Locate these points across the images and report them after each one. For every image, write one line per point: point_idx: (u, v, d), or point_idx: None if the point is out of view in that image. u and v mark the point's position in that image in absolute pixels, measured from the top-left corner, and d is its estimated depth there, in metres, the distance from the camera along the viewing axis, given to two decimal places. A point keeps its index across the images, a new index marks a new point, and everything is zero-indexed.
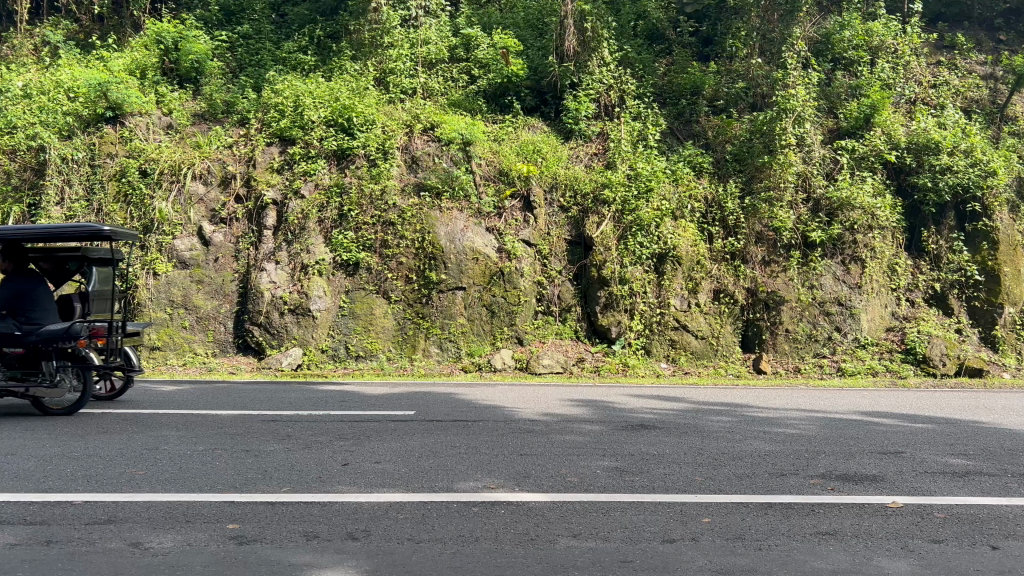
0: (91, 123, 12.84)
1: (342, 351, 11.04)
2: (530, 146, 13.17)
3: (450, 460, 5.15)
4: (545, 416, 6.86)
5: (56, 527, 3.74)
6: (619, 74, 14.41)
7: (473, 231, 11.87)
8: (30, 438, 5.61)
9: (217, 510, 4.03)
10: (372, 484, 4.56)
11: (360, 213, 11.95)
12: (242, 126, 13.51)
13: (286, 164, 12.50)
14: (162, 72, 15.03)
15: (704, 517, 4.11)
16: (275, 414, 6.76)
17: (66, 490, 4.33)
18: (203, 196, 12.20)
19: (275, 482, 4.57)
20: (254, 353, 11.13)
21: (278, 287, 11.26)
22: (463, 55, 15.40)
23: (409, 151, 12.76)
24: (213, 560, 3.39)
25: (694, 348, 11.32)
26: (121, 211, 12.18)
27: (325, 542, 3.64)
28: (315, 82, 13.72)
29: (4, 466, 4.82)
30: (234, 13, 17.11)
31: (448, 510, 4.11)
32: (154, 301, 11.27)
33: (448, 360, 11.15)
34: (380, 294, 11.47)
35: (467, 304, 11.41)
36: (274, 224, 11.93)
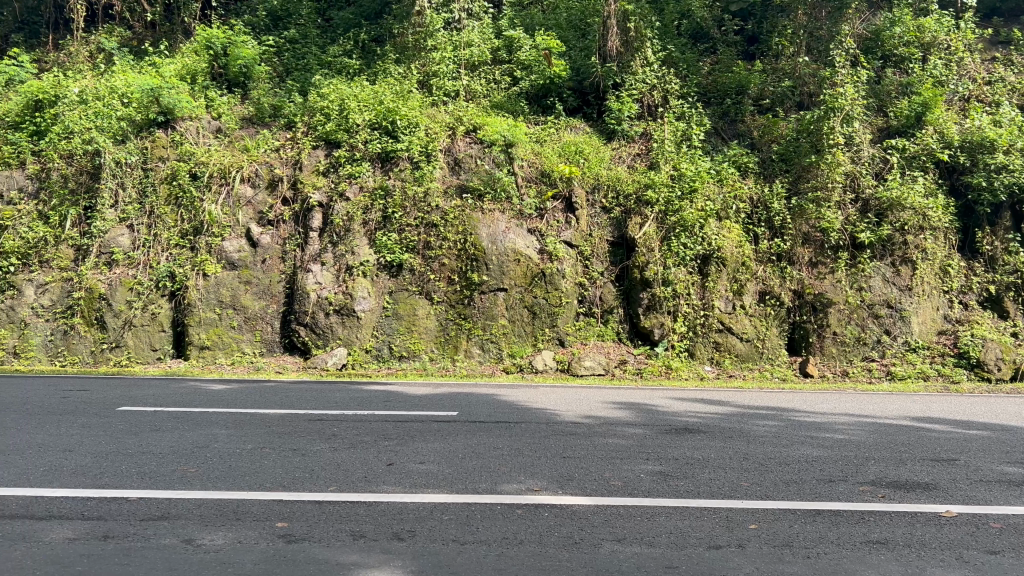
0: (143, 127, 13.28)
1: (385, 351, 11.16)
2: (572, 147, 13.21)
3: (494, 462, 5.17)
4: (587, 418, 6.84)
5: (113, 522, 3.84)
6: (662, 74, 14.30)
7: (515, 232, 11.87)
8: (86, 435, 5.78)
9: (267, 509, 4.10)
10: (417, 484, 4.60)
11: (404, 215, 12.09)
12: (289, 129, 13.79)
13: (331, 166, 12.68)
14: (211, 76, 15.35)
15: (751, 523, 4.06)
16: (321, 414, 6.85)
17: (120, 487, 4.44)
18: (251, 199, 12.46)
19: (321, 481, 4.62)
20: (300, 353, 11.30)
21: (323, 288, 11.41)
22: (506, 57, 15.47)
23: (452, 153, 12.87)
24: (263, 558, 3.44)
25: (739, 351, 11.12)
26: (172, 213, 12.42)
27: (372, 541, 3.68)
28: (360, 85, 13.92)
29: (61, 462, 4.96)
30: (281, 17, 17.41)
31: (493, 512, 4.13)
32: (204, 302, 11.41)
33: (490, 361, 11.15)
34: (423, 295, 11.55)
35: (509, 306, 11.41)
36: (319, 226, 12.13)
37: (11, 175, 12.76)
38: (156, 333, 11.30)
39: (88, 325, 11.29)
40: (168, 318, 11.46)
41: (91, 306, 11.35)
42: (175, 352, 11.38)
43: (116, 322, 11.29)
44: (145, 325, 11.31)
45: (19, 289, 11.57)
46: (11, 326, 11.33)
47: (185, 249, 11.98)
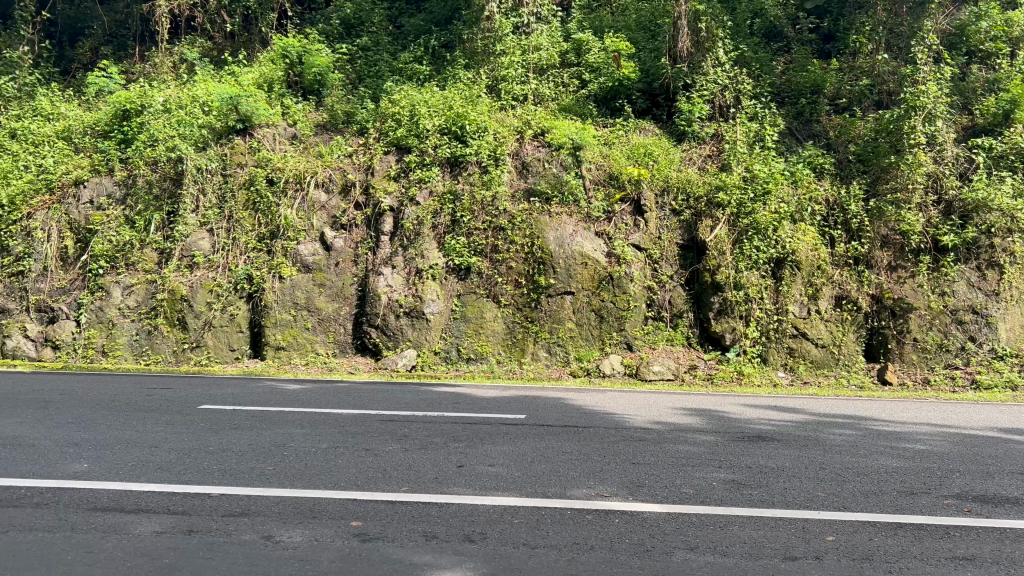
0: (223, 134, 13.81)
1: (454, 352, 11.26)
2: (641, 149, 13.09)
3: (563, 466, 5.16)
4: (657, 424, 6.76)
5: (196, 517, 3.98)
6: (734, 74, 14.06)
7: (582, 236, 11.82)
8: (170, 432, 6.00)
9: (342, 507, 4.18)
10: (486, 486, 4.63)
11: (472, 219, 12.19)
12: (362, 135, 14.07)
13: (402, 171, 12.92)
14: (288, 84, 15.79)
15: (828, 535, 3.95)
16: (391, 415, 6.95)
17: (203, 483, 4.59)
18: (325, 204, 12.76)
19: (393, 481, 4.69)
20: (371, 354, 11.48)
21: (394, 291, 11.59)
22: (574, 60, 15.46)
23: (520, 157, 12.89)
24: (339, 556, 3.52)
25: (815, 357, 10.84)
26: (250, 218, 12.80)
27: (443, 542, 3.71)
28: (431, 91, 14.12)
29: (147, 458, 5.16)
30: (354, 26, 17.75)
31: (563, 517, 4.12)
32: (280, 303, 11.72)
33: (557, 364, 11.11)
34: (490, 298, 11.61)
35: (576, 309, 11.36)
36: (391, 230, 12.35)
37: (101, 181, 13.38)
38: (234, 333, 11.68)
39: (170, 326, 11.68)
40: (245, 319, 11.83)
41: (173, 307, 11.76)
42: (252, 352, 11.71)
43: (197, 322, 11.68)
44: (224, 326, 11.69)
45: (107, 290, 12.11)
46: (100, 325, 11.86)
47: (262, 252, 12.33)
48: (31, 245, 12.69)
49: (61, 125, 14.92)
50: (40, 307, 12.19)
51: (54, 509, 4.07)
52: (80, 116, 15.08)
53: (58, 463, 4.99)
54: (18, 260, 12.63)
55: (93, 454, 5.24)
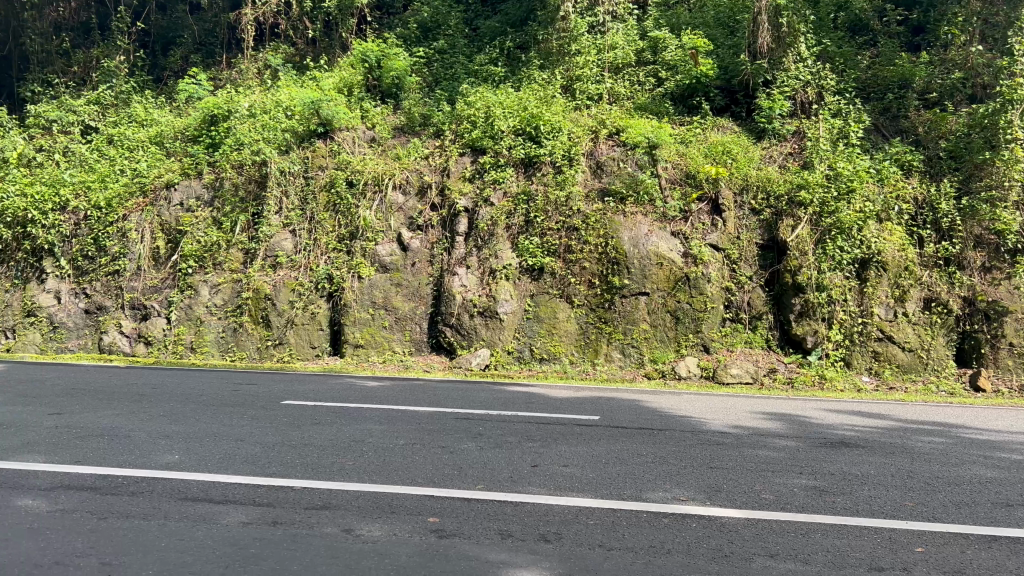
0: (306, 138, 14.25)
1: (527, 353, 11.28)
2: (720, 147, 12.81)
3: (639, 469, 5.11)
4: (735, 428, 6.62)
5: (280, 509, 4.10)
6: (817, 70, 13.67)
7: (657, 236, 11.67)
8: (254, 426, 6.20)
9: (419, 503, 4.25)
10: (561, 486, 4.63)
11: (545, 219, 12.18)
12: (438, 138, 14.24)
13: (477, 172, 13.05)
14: (367, 88, 16.12)
15: (917, 546, 3.80)
16: (466, 413, 7.02)
17: (286, 475, 4.74)
18: (401, 205, 12.97)
19: (469, 479, 4.74)
20: (446, 353, 11.62)
21: (468, 291, 11.70)
22: (650, 58, 15.30)
23: (595, 156, 12.84)
24: (416, 552, 3.57)
25: (902, 361, 10.45)
26: (330, 219, 13.10)
27: (519, 541, 3.73)
28: (506, 92, 14.22)
29: (234, 450, 5.35)
30: (431, 29, 17.97)
31: (640, 519, 4.09)
32: (358, 303, 11.98)
33: (631, 366, 11.00)
34: (564, 298, 11.57)
35: (651, 310, 11.22)
36: (466, 230, 12.48)
37: (190, 184, 13.92)
38: (315, 331, 11.97)
39: (255, 324, 12.09)
40: (326, 317, 12.12)
41: (258, 305, 12.17)
42: (332, 350, 12.02)
43: (280, 320, 12.04)
44: (306, 324, 11.99)
45: (196, 289, 12.60)
46: (189, 322, 12.33)
47: (342, 253, 12.60)
48: (127, 245, 13.36)
49: (154, 131, 15.63)
50: (134, 305, 12.84)
51: (149, 498, 4.26)
52: (172, 121, 15.76)
53: (151, 454, 5.22)
54: (114, 260, 13.32)
55: (184, 446, 5.46)
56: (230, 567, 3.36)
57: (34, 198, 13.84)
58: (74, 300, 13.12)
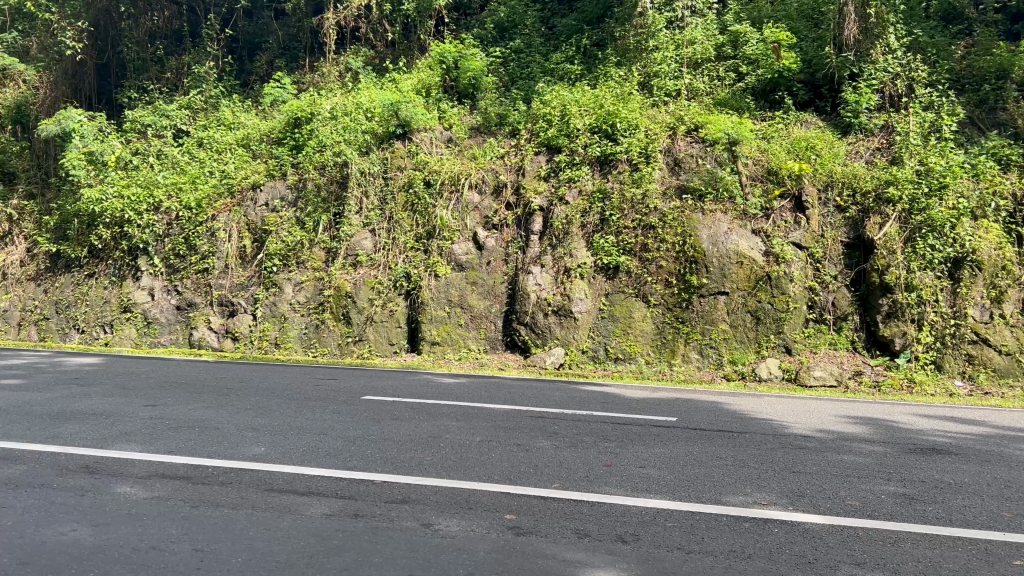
0: (384, 140, 14.48)
1: (601, 352, 11.20)
2: (803, 143, 12.48)
3: (718, 472, 5.02)
4: (818, 432, 6.44)
5: (361, 502, 4.20)
6: (907, 62, 13.20)
7: (738, 234, 11.42)
8: (335, 421, 6.36)
9: (496, 500, 4.28)
10: (639, 488, 4.59)
11: (621, 217, 12.07)
12: (513, 137, 14.31)
13: (553, 171, 13.04)
14: (445, 89, 16.31)
15: (1015, 559, 3.62)
16: (542, 411, 7.03)
17: (367, 469, 4.84)
18: (478, 204, 13.09)
19: (546, 477, 4.75)
20: (519, 351, 11.64)
21: (543, 289, 11.72)
22: (731, 52, 15.01)
23: (672, 153, 12.66)
24: (494, 548, 3.60)
25: (998, 365, 9.92)
26: (408, 219, 13.32)
27: (596, 541, 3.71)
28: (582, 90, 14.18)
29: (317, 444, 5.50)
30: (507, 28, 18.06)
31: (719, 523, 4.01)
32: (435, 301, 12.16)
33: (709, 367, 10.78)
34: (640, 297, 11.44)
35: (731, 310, 10.99)
36: (540, 229, 12.48)
37: (275, 185, 14.36)
38: (394, 328, 12.19)
39: (336, 320, 12.39)
40: (403, 315, 12.31)
41: (338, 302, 12.46)
42: (410, 347, 12.17)
43: (359, 317, 12.31)
44: (384, 321, 12.23)
45: (280, 286, 13.00)
46: (273, 318, 12.74)
47: (419, 252, 12.79)
48: (215, 244, 13.87)
49: (241, 134, 16.18)
50: (222, 302, 13.27)
51: (237, 488, 4.42)
52: (257, 125, 16.30)
53: (239, 446, 5.41)
54: (204, 258, 13.84)
55: (270, 438, 5.64)
56: (314, 557, 3.45)
57: (131, 199, 14.55)
58: (166, 296, 13.72)
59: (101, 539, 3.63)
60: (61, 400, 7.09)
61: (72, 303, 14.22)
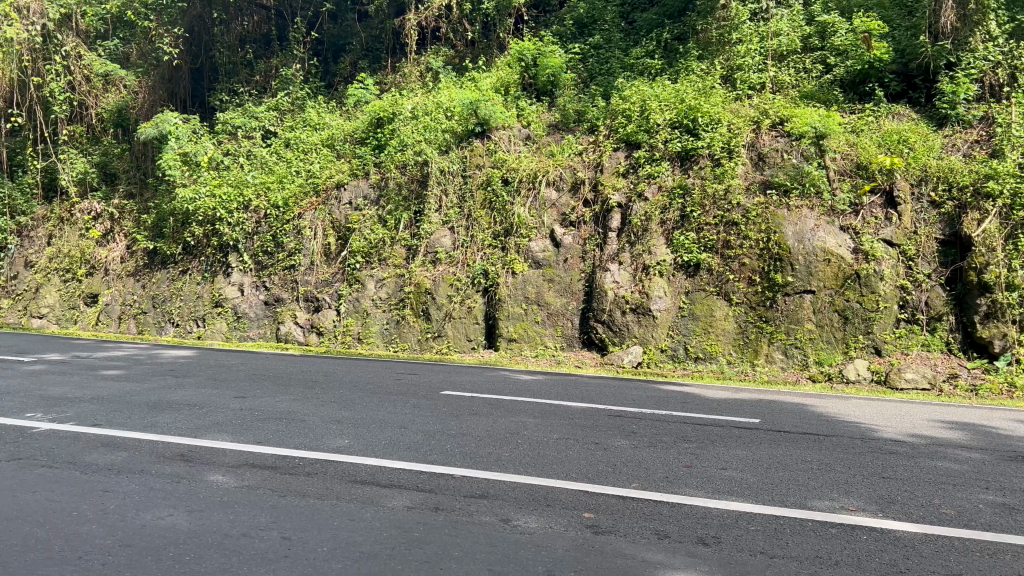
0: (463, 138, 14.65)
1: (681, 351, 11.02)
2: (895, 135, 12.00)
3: (802, 476, 4.88)
4: (910, 437, 6.19)
5: (442, 496, 4.26)
6: (1009, 49, 12.54)
7: (825, 231, 11.07)
8: (416, 414, 6.46)
9: (575, 498, 4.27)
10: (720, 490, 4.51)
11: (702, 214, 11.85)
12: (592, 133, 14.24)
13: (631, 167, 12.90)
14: (523, 86, 16.38)
15: None
16: (620, 410, 6.98)
17: (446, 464, 4.91)
18: (555, 202, 13.08)
19: (624, 477, 4.71)
20: (597, 349, 11.59)
21: (621, 287, 11.63)
22: (818, 43, 14.60)
23: (756, 148, 12.33)
24: (573, 546, 3.60)
25: None
26: (487, 216, 13.41)
27: (676, 543, 3.66)
28: (663, 85, 14.01)
29: (398, 437, 5.61)
30: (587, 24, 17.97)
31: (805, 528, 3.90)
32: (512, 298, 12.21)
33: (794, 367, 10.47)
34: (721, 295, 11.20)
35: (817, 309, 10.66)
36: (619, 226, 12.37)
37: (358, 184, 14.68)
38: (471, 325, 12.31)
39: (416, 316, 12.60)
40: (481, 312, 12.41)
41: (418, 299, 12.67)
42: (486, 343, 12.25)
43: (439, 313, 12.48)
44: (463, 317, 12.36)
45: (363, 283, 13.31)
46: (356, 314, 13.06)
47: (497, 249, 12.88)
48: (301, 241, 14.28)
49: (326, 134, 16.61)
50: (308, 298, 13.69)
51: (323, 479, 4.55)
52: (342, 125, 16.70)
53: (324, 437, 5.56)
54: (290, 255, 14.27)
55: (353, 431, 5.78)
56: (396, 549, 3.51)
57: (222, 199, 15.07)
58: (255, 292, 14.20)
59: (195, 525, 3.79)
60: (158, 391, 7.43)
61: (167, 298, 14.89)
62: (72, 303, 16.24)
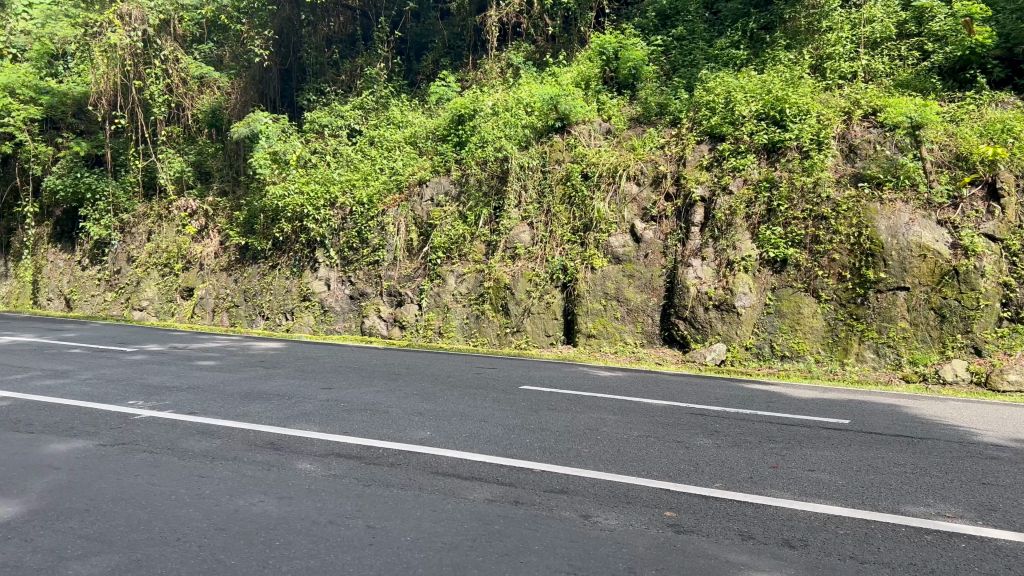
0: (543, 133, 14.60)
1: (766, 349, 10.75)
2: (998, 124, 11.37)
3: (895, 480, 4.69)
4: (1013, 442, 5.88)
5: (522, 490, 4.28)
6: None
7: (921, 225, 10.58)
8: (495, 408, 6.51)
9: (656, 496, 4.22)
10: (807, 492, 4.38)
11: (790, 208, 11.50)
12: (674, 126, 14.00)
13: (716, 161, 12.64)
14: (604, 80, 16.24)
15: None
16: (702, 409, 6.86)
17: (526, 458, 4.93)
18: (636, 196, 12.93)
19: (706, 476, 4.63)
20: (678, 346, 11.46)
21: (704, 283, 11.46)
22: (914, 30, 13.99)
23: (847, 139, 11.94)
24: (653, 544, 3.56)
25: None
26: (566, 211, 13.37)
27: (761, 544, 3.58)
28: (748, 76, 13.68)
29: (478, 430, 5.66)
30: (669, 16, 17.66)
31: (898, 534, 3.76)
32: (591, 294, 12.17)
33: (886, 367, 10.08)
34: (810, 292, 10.86)
35: (911, 307, 10.22)
36: (702, 220, 12.13)
37: (440, 180, 14.83)
38: (550, 320, 12.33)
39: (496, 311, 12.73)
40: (560, 307, 12.41)
41: (498, 294, 12.79)
42: (566, 338, 12.25)
43: (518, 309, 12.56)
44: (542, 312, 12.41)
45: (444, 278, 13.51)
46: (437, 309, 13.28)
47: (576, 245, 12.84)
48: (385, 237, 14.56)
49: (409, 132, 16.89)
50: (391, 292, 13.96)
51: (405, 469, 4.64)
52: (424, 123, 16.94)
53: (407, 429, 5.67)
54: (374, 251, 14.57)
55: (434, 423, 5.86)
56: (477, 541, 3.55)
57: (310, 196, 15.51)
58: (341, 287, 14.55)
59: (285, 511, 3.92)
60: (249, 381, 7.71)
61: (258, 292, 15.44)
62: (169, 296, 17.03)
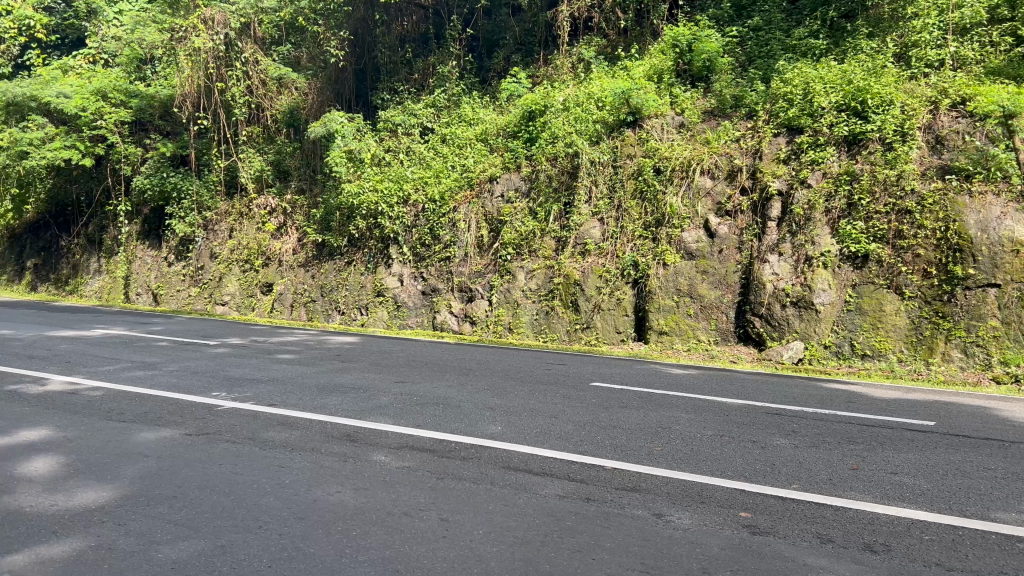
0: (615, 128, 14.47)
1: (846, 348, 10.43)
2: None
3: (985, 485, 4.49)
4: None
5: (593, 486, 4.27)
6: None
7: (1014, 218, 10.07)
8: (566, 405, 6.50)
9: (731, 496, 4.16)
10: (890, 495, 4.24)
11: (871, 202, 11.12)
12: (750, 118, 13.72)
13: (793, 153, 12.31)
14: (677, 73, 15.98)
15: None
16: (779, 408, 6.70)
17: (597, 455, 4.91)
18: (710, 190, 12.70)
19: (784, 477, 4.53)
20: (753, 344, 11.21)
21: (780, 279, 11.18)
22: (1007, 14, 13.33)
23: (933, 130, 11.45)
24: (728, 545, 3.50)
25: None
26: (637, 207, 13.25)
27: (841, 548, 3.49)
28: (828, 66, 13.29)
29: (549, 426, 5.67)
30: (745, 7, 17.26)
31: (988, 541, 3.60)
32: (663, 290, 12.03)
33: (975, 367, 9.63)
34: (893, 289, 10.50)
35: (1003, 305, 9.73)
36: (779, 215, 11.87)
37: (510, 177, 14.88)
38: (621, 317, 12.26)
39: (565, 308, 12.72)
40: (631, 304, 12.32)
41: (568, 290, 12.78)
42: (636, 335, 12.14)
43: (588, 305, 12.54)
44: (612, 309, 12.35)
45: (514, 274, 13.57)
46: (507, 304, 13.32)
47: (648, 240, 12.71)
48: (456, 234, 14.71)
49: (480, 129, 16.99)
50: (462, 288, 14.10)
51: (478, 463, 4.68)
52: (495, 120, 17.03)
53: (478, 423, 5.72)
54: (446, 247, 14.74)
55: (506, 418, 5.90)
56: (549, 536, 3.56)
57: (383, 193, 15.79)
58: (414, 282, 14.77)
59: (361, 502, 4.00)
60: (326, 374, 7.90)
61: (334, 287, 15.81)
62: (249, 292, 17.58)
